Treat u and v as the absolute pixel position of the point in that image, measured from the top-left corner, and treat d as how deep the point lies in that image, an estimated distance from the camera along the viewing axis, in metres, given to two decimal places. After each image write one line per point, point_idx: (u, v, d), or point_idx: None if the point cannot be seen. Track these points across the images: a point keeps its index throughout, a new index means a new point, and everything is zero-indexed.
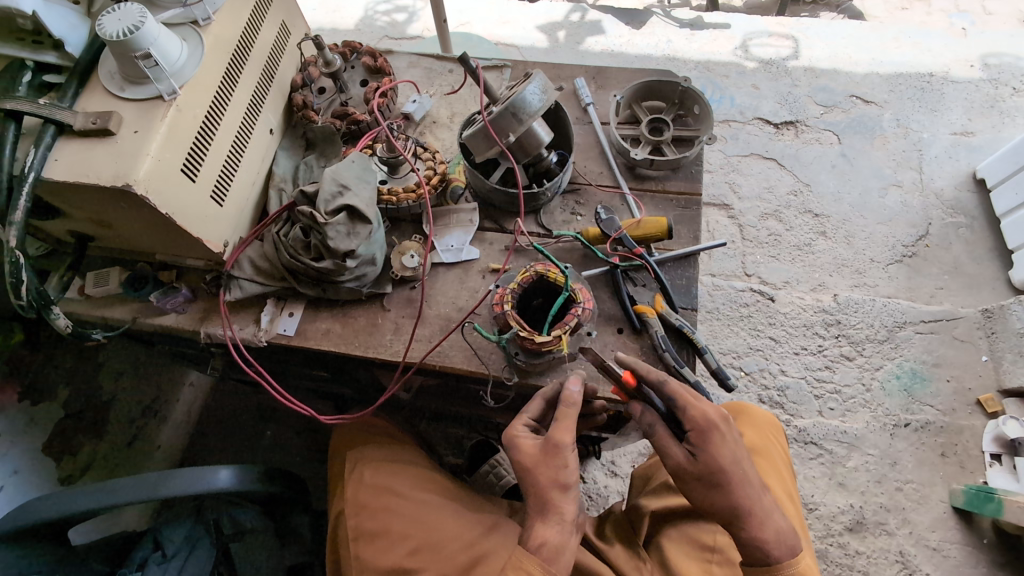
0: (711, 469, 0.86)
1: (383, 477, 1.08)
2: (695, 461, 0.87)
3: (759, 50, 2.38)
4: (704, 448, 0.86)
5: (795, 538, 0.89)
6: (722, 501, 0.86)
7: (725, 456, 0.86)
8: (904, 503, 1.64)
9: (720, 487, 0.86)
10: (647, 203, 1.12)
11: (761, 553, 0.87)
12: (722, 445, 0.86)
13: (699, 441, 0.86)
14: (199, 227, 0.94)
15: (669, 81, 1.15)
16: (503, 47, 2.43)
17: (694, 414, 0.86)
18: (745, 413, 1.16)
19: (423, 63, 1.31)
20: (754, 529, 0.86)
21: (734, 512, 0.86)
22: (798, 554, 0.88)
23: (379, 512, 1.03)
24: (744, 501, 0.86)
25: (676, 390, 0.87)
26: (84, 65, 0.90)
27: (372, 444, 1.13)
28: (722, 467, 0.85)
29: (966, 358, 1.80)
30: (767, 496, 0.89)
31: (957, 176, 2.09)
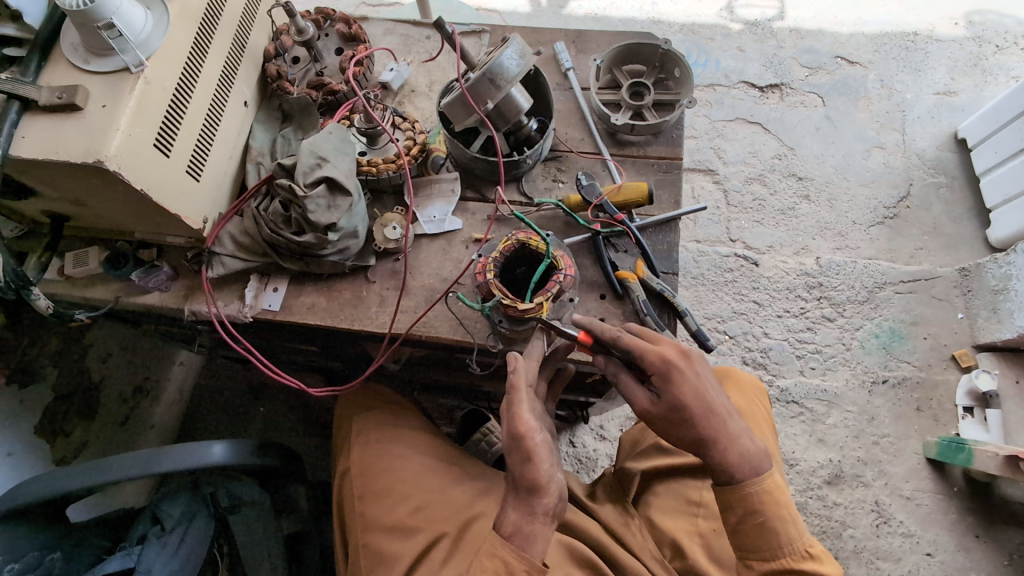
0: (673, 406, 0.86)
1: (389, 440, 1.10)
2: (657, 400, 0.88)
3: (745, 11, 2.34)
4: (663, 387, 0.86)
5: (765, 460, 0.89)
6: (686, 435, 0.87)
7: (687, 393, 0.85)
8: (880, 456, 1.71)
9: (684, 423, 0.87)
10: (628, 169, 1.12)
11: (726, 476, 0.88)
12: (684, 381, 0.86)
13: (660, 381, 0.86)
14: (175, 203, 0.93)
15: (650, 43, 1.14)
16: (485, 13, 2.37)
17: (650, 356, 0.86)
18: (730, 377, 1.19)
19: (400, 29, 1.28)
20: (718, 455, 0.88)
21: (698, 443, 0.87)
22: (765, 474, 0.89)
23: (384, 473, 1.06)
24: (707, 431, 0.86)
25: (631, 341, 0.87)
26: (45, 38, 0.87)
27: (377, 410, 1.15)
28: (683, 402, 0.86)
29: (942, 316, 1.85)
30: (735, 424, 0.89)
31: (939, 137, 2.10)
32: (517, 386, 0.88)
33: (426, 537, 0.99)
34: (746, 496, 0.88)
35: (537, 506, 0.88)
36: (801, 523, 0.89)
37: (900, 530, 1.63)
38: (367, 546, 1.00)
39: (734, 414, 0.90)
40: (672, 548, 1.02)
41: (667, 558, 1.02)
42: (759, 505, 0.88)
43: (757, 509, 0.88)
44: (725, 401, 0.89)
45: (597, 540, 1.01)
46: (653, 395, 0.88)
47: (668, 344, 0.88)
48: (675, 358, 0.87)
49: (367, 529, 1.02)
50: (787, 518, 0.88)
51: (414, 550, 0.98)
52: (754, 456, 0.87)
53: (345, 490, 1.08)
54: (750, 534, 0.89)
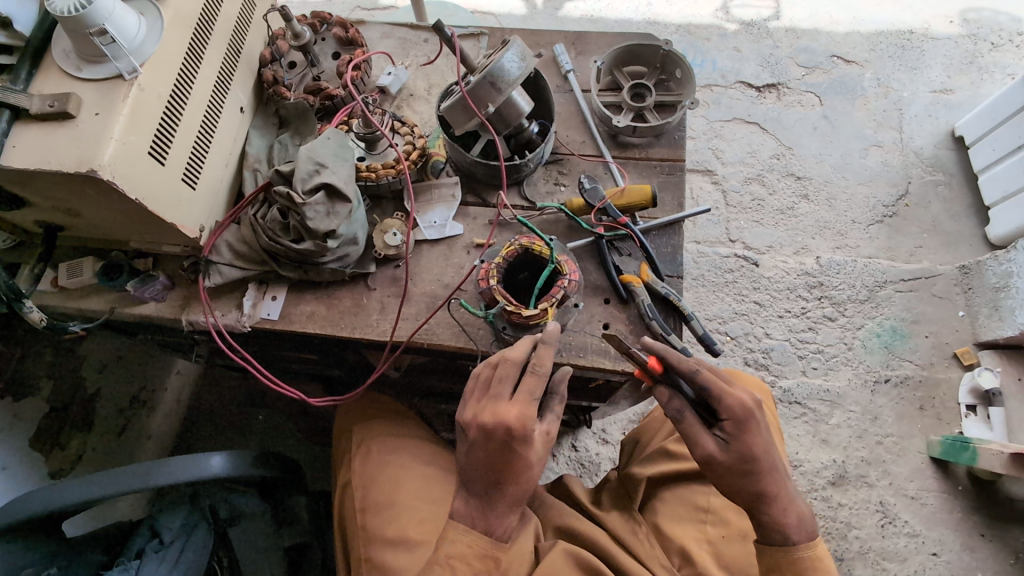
0: (744, 457, 0.86)
1: (390, 451, 1.08)
2: (726, 448, 0.87)
3: (741, 11, 2.33)
4: (738, 436, 0.86)
5: (811, 523, 0.92)
6: (750, 486, 0.87)
7: (759, 445, 0.86)
8: (884, 456, 1.70)
9: (749, 474, 0.87)
10: (630, 172, 1.10)
11: (779, 535, 0.89)
12: (755, 434, 0.87)
13: (733, 430, 0.87)
14: (171, 212, 0.91)
15: (650, 44, 1.12)
16: (481, 15, 2.36)
17: (730, 402, 0.86)
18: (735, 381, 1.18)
19: (397, 33, 1.27)
20: (775, 512, 0.88)
21: (760, 495, 0.88)
22: (814, 538, 0.90)
23: (386, 484, 1.04)
24: (772, 486, 0.87)
25: (710, 379, 0.86)
26: (36, 45, 0.85)
27: (378, 420, 1.13)
28: (753, 455, 0.86)
29: (943, 314, 1.84)
30: (788, 483, 0.91)
31: (937, 135, 2.10)
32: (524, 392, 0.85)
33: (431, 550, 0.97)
34: (801, 558, 0.88)
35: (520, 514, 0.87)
36: None
37: (905, 530, 1.62)
38: (370, 560, 0.98)
39: (789, 473, 0.92)
40: (681, 556, 1.00)
41: (676, 565, 1.00)
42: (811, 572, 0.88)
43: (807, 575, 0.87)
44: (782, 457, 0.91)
45: (605, 549, 0.99)
46: (721, 442, 0.88)
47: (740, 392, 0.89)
48: (752, 408, 0.88)
49: (370, 541, 1.00)
50: None
51: (418, 563, 0.95)
52: (808, 518, 0.89)
53: (348, 503, 1.06)
54: None
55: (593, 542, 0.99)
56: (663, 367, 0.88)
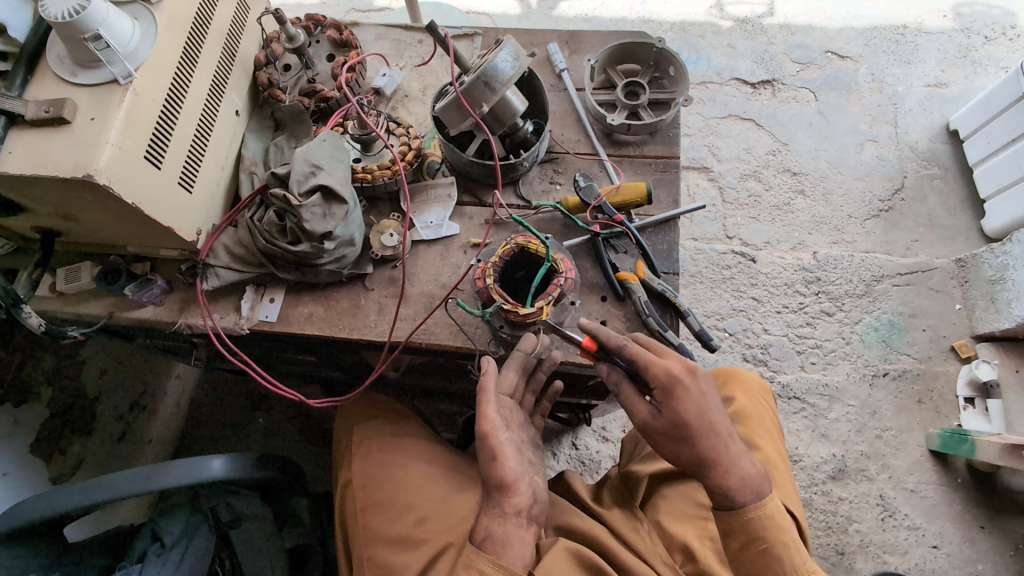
0: (675, 424, 0.85)
1: (390, 451, 1.09)
2: (659, 415, 0.87)
3: (735, 8, 2.34)
4: (668, 403, 0.85)
5: (763, 482, 0.89)
6: (686, 453, 0.87)
7: (690, 410, 0.85)
8: (883, 449, 1.70)
9: (684, 440, 0.86)
10: (626, 169, 1.11)
11: (725, 500, 0.87)
12: (686, 398, 0.85)
13: (664, 397, 0.85)
14: (168, 216, 0.92)
15: (644, 42, 1.13)
16: (475, 15, 2.37)
17: (656, 370, 0.85)
18: (735, 377, 1.17)
19: (392, 34, 1.27)
20: (718, 475, 0.86)
21: (698, 463, 0.87)
22: (764, 496, 0.88)
23: (389, 483, 1.04)
24: (708, 452, 0.86)
25: (637, 353, 0.85)
26: (32, 51, 0.85)
27: (378, 420, 1.14)
28: (685, 420, 0.85)
29: (940, 307, 1.85)
30: (733, 443, 0.88)
31: (931, 129, 2.10)
32: (485, 389, 0.90)
33: (432, 549, 0.97)
34: (747, 521, 0.87)
35: (508, 506, 0.89)
36: (802, 549, 0.89)
37: (905, 523, 1.63)
38: (372, 559, 0.98)
39: (733, 435, 0.89)
40: (683, 551, 1.00)
41: (678, 562, 1.01)
42: (760, 532, 0.87)
43: (759, 534, 0.87)
44: (725, 418, 0.89)
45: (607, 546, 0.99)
46: (655, 410, 0.88)
47: (673, 359, 0.88)
48: (681, 374, 0.86)
49: (371, 541, 1.00)
50: (791, 544, 0.87)
51: (418, 563, 0.96)
52: (755, 478, 0.87)
53: (348, 500, 1.06)
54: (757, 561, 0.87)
55: (595, 539, 1.00)
56: (598, 344, 0.89)
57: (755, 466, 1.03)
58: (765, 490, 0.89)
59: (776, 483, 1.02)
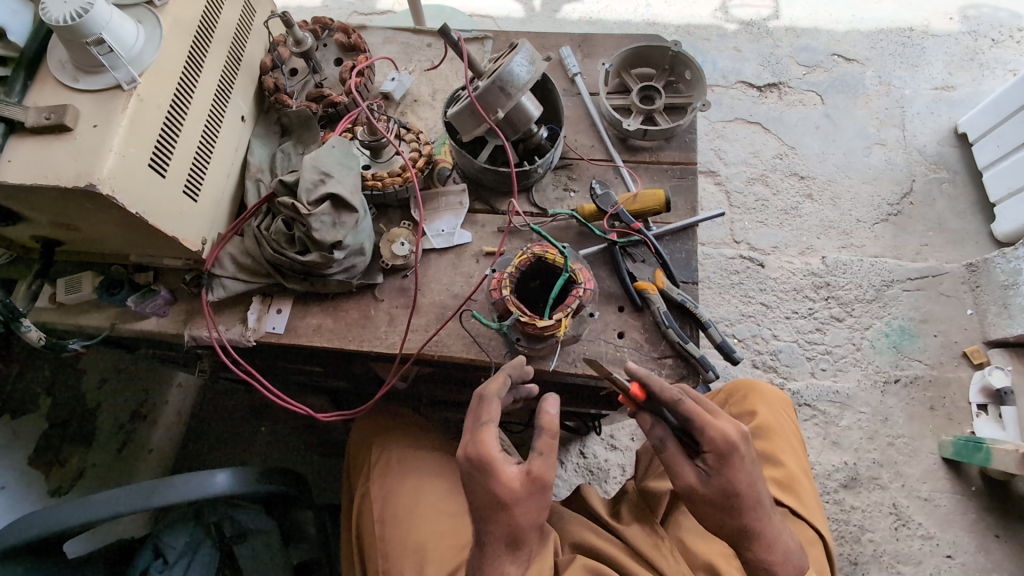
0: (725, 492, 0.82)
1: (411, 464, 1.07)
2: (707, 480, 0.83)
3: (739, 11, 2.32)
4: (721, 469, 0.82)
5: (803, 555, 0.86)
6: (730, 522, 0.83)
7: (741, 478, 0.82)
8: (896, 457, 1.68)
9: (731, 509, 0.83)
10: (641, 176, 1.08)
11: (767, 574, 0.84)
12: (739, 466, 0.82)
13: (716, 463, 0.82)
14: (172, 225, 0.89)
15: (659, 45, 1.10)
16: (478, 19, 2.36)
17: (713, 434, 0.81)
18: (758, 390, 1.14)
19: (399, 38, 1.24)
20: (759, 548, 0.84)
21: (739, 533, 0.83)
22: (804, 571, 0.86)
23: (407, 498, 1.02)
24: (751, 522, 0.83)
25: (693, 411, 0.81)
26: (32, 56, 0.82)
27: (398, 437, 1.11)
28: (736, 489, 0.82)
29: (951, 313, 1.82)
30: (772, 514, 0.86)
31: (940, 132, 2.08)
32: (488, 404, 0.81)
33: (450, 566, 0.95)
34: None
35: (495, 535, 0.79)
36: None
37: (919, 533, 1.60)
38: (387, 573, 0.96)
39: (773, 505, 0.86)
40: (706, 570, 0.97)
41: None
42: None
43: None
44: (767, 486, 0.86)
45: (628, 569, 0.96)
46: (703, 475, 0.83)
47: (727, 423, 0.84)
48: (737, 441, 0.83)
49: (387, 555, 0.98)
50: None
51: None
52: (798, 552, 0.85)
53: (365, 514, 1.04)
54: None
55: (614, 561, 0.97)
56: (647, 394, 0.83)
57: (780, 482, 1.01)
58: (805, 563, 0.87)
59: (801, 501, 0.99)
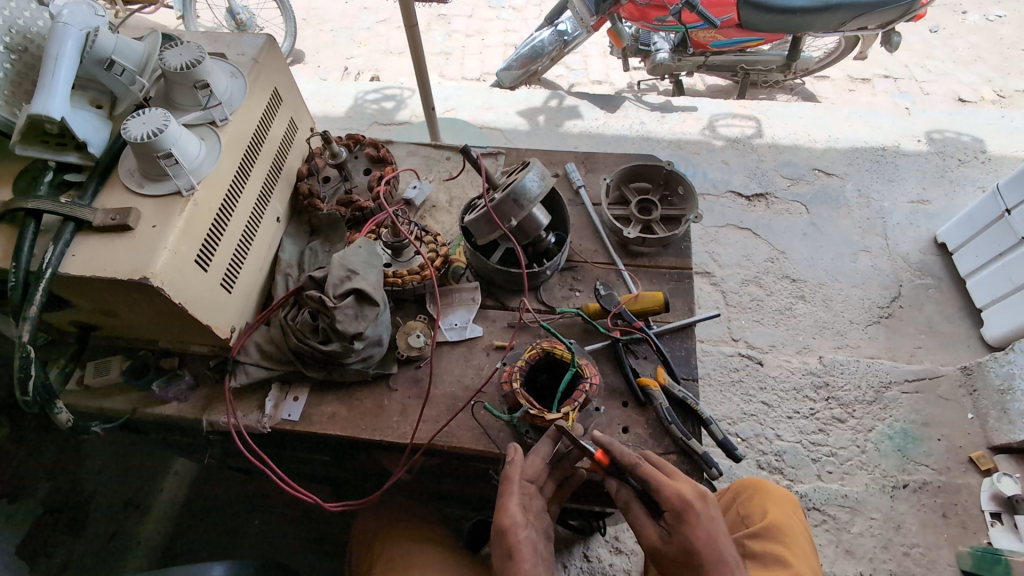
0: (683, 551, 0.85)
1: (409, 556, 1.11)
2: (669, 540, 0.87)
3: (725, 130, 2.58)
4: (677, 527, 0.86)
5: None
6: None
7: (697, 537, 0.84)
8: (913, 569, 1.61)
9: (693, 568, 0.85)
10: (641, 278, 1.17)
11: None
12: (695, 523, 0.85)
13: (674, 521, 0.86)
14: (208, 314, 0.96)
15: (654, 164, 1.24)
16: (488, 130, 2.62)
17: (667, 493, 0.86)
18: (771, 491, 1.13)
19: (422, 151, 1.40)
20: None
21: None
22: None
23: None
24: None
25: (647, 472, 0.86)
26: (106, 164, 0.94)
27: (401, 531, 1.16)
28: (696, 548, 0.84)
29: (953, 416, 1.84)
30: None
31: (920, 241, 2.22)
32: (509, 478, 0.88)
33: None
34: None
35: None
36: None
37: None
38: None
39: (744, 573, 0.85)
40: None
41: None
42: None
43: None
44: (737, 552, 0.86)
45: None
46: (665, 532, 0.88)
47: (685, 483, 0.88)
48: (693, 500, 0.86)
49: None
50: None
51: None
52: None
53: None
54: None
55: None
56: (611, 458, 0.89)
57: None
58: None
59: None
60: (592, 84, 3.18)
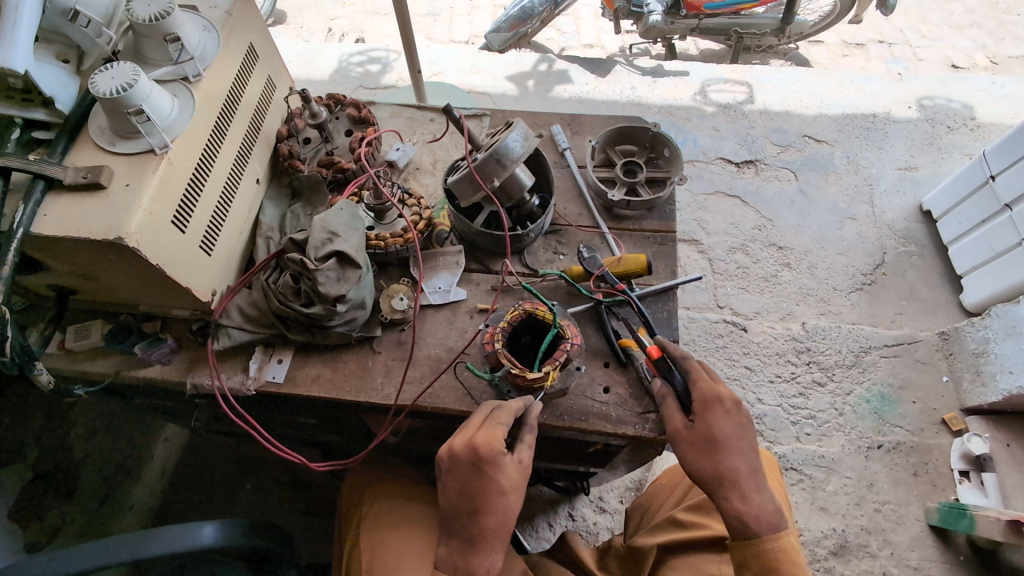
0: (706, 437, 0.92)
1: (398, 511, 1.13)
2: (693, 426, 0.93)
3: (717, 95, 2.55)
4: (704, 416, 0.93)
5: (777, 512, 0.94)
6: (708, 469, 0.92)
7: (723, 429, 0.92)
8: (883, 524, 1.68)
9: (712, 455, 0.92)
10: (625, 242, 1.17)
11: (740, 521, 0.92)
12: (722, 418, 0.93)
13: (703, 410, 0.93)
14: (188, 276, 0.95)
15: (640, 126, 1.23)
16: (476, 95, 2.56)
17: (707, 386, 0.94)
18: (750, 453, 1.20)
19: (405, 112, 1.37)
20: (733, 498, 0.92)
21: (716, 480, 0.92)
22: (778, 529, 0.92)
23: (385, 560, 1.04)
24: (727, 471, 0.92)
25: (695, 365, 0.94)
26: (75, 122, 0.91)
27: (390, 488, 1.17)
28: (720, 439, 0.92)
29: (928, 379, 1.89)
30: (754, 477, 0.94)
31: (906, 208, 2.23)
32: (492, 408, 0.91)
33: None
34: (764, 549, 0.90)
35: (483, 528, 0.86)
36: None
37: None
38: None
39: (760, 473, 0.94)
40: None
41: None
42: (776, 560, 0.90)
43: (772, 557, 0.90)
44: (756, 454, 0.95)
45: None
46: (689, 421, 0.94)
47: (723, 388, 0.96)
48: (725, 398, 0.94)
49: None
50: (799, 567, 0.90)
51: None
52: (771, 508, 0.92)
53: (353, 559, 1.08)
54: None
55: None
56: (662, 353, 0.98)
57: None
58: (780, 523, 0.94)
59: None
60: (583, 48, 3.10)
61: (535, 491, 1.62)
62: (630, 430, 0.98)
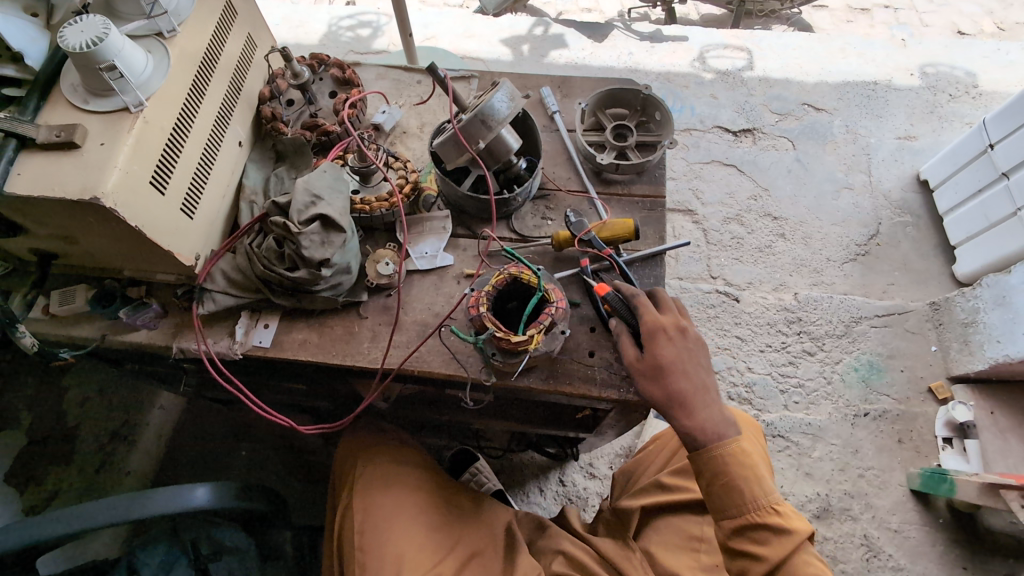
0: (657, 363, 0.93)
1: (390, 472, 1.15)
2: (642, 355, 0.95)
3: (715, 61, 2.49)
4: (651, 343, 0.94)
5: (729, 428, 0.94)
6: (660, 391, 0.93)
7: (670, 351, 0.93)
8: (866, 488, 1.71)
9: (662, 377, 0.93)
10: (613, 207, 1.16)
11: (691, 438, 0.93)
12: (669, 342, 0.94)
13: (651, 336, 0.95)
14: (170, 239, 0.94)
15: (631, 88, 1.20)
16: (470, 60, 2.49)
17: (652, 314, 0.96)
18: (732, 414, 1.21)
19: (392, 74, 1.33)
20: (683, 418, 0.93)
21: (669, 401, 0.93)
22: (728, 440, 0.93)
23: (380, 525, 1.07)
24: (678, 391, 0.92)
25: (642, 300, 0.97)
26: (45, 78, 0.88)
27: (380, 450, 1.18)
28: (668, 360, 0.93)
29: (917, 349, 1.90)
30: (706, 394, 0.95)
31: (903, 178, 2.21)
32: None
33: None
34: (713, 457, 0.92)
35: None
36: (767, 489, 0.90)
37: (890, 564, 1.62)
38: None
39: (710, 389, 0.95)
40: None
41: None
42: (726, 467, 0.91)
43: (723, 468, 0.92)
44: (708, 374, 0.96)
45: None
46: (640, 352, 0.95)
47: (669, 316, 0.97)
48: (670, 325, 0.96)
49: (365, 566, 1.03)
50: (751, 477, 0.91)
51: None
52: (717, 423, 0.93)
53: (347, 520, 1.10)
54: (721, 494, 0.92)
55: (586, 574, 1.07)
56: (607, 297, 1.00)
57: None
58: (731, 434, 0.94)
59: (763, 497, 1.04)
60: (581, 11, 3.02)
61: (525, 457, 1.64)
62: (614, 394, 0.99)
